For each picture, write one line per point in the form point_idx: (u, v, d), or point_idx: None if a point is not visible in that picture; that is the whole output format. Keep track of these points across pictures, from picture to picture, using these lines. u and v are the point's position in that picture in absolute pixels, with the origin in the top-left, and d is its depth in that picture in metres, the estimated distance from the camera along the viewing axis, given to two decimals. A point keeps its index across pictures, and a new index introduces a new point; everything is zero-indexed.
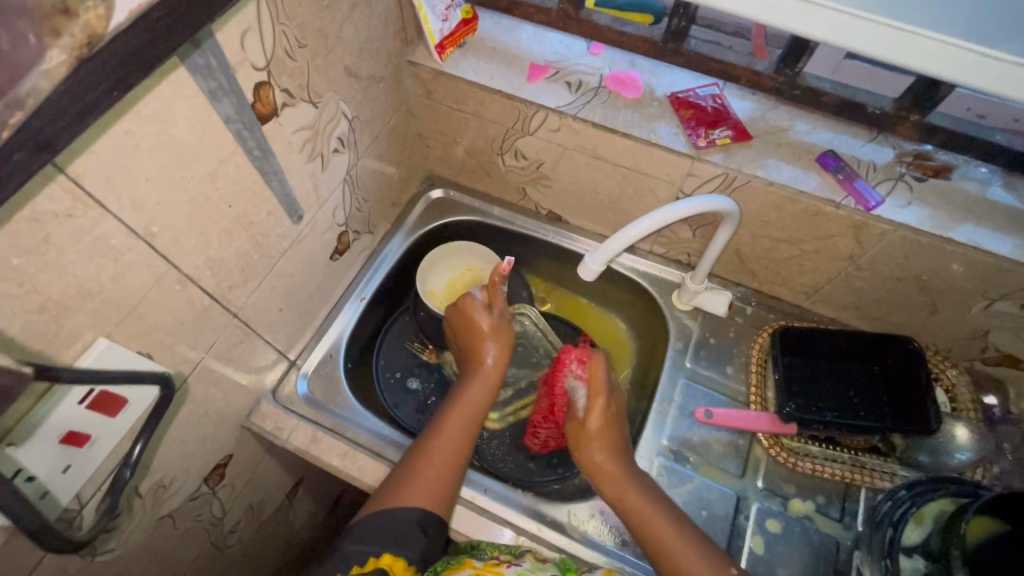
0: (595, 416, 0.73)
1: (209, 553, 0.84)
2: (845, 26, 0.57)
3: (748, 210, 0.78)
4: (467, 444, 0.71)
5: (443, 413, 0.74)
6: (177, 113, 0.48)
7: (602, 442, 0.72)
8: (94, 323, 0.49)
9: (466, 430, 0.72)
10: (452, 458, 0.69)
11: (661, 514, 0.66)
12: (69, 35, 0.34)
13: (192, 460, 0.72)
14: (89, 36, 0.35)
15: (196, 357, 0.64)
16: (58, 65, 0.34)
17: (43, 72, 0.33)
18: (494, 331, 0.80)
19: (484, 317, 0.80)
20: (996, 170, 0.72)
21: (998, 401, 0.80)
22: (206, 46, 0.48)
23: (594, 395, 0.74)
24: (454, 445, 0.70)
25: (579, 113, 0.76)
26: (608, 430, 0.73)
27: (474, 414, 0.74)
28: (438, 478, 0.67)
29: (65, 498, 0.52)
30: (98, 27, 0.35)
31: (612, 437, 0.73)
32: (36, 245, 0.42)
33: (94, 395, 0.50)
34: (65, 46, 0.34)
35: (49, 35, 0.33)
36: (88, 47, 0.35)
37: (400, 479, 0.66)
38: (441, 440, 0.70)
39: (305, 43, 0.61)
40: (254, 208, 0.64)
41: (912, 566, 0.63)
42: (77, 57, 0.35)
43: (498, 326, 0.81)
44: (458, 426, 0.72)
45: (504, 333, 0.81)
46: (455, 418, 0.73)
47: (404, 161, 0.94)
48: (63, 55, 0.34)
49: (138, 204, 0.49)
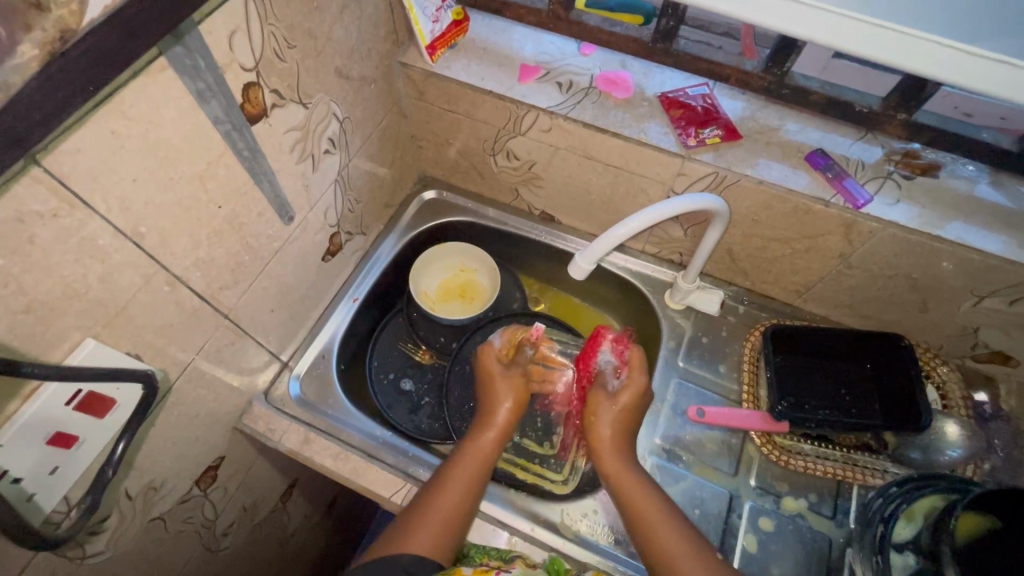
0: (626, 390, 0.72)
1: (201, 555, 0.84)
2: (829, 25, 0.57)
3: (739, 209, 0.78)
4: (477, 489, 0.69)
5: (454, 456, 0.71)
6: (164, 114, 0.48)
7: (625, 416, 0.72)
8: (82, 324, 0.49)
9: (474, 478, 0.69)
10: (458, 511, 0.66)
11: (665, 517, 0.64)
12: (40, 29, 0.34)
13: (183, 462, 0.71)
14: (61, 32, 0.35)
15: (185, 359, 0.64)
16: (29, 60, 0.34)
17: (14, 67, 0.34)
18: (508, 381, 0.76)
19: (495, 367, 0.77)
20: (983, 169, 0.73)
21: (988, 398, 0.81)
22: (192, 46, 0.48)
23: (632, 371, 0.73)
24: (462, 490, 0.68)
25: (570, 114, 0.76)
26: (632, 410, 0.72)
27: (484, 463, 0.71)
28: (442, 528, 0.65)
29: (50, 503, 0.52)
30: (71, 22, 0.35)
31: (629, 418, 0.72)
32: (21, 246, 0.42)
33: (82, 396, 0.50)
34: (36, 41, 0.34)
35: (19, 30, 0.33)
36: (60, 42, 0.35)
37: (405, 524, 0.65)
38: (447, 488, 0.67)
39: (295, 44, 0.61)
40: (243, 209, 0.64)
41: (903, 562, 0.63)
42: (50, 51, 0.35)
43: (515, 376, 0.77)
44: (468, 474, 0.69)
45: (522, 383, 0.77)
46: (466, 464, 0.70)
47: (396, 162, 0.94)
48: (33, 49, 0.34)
49: (126, 205, 0.49)
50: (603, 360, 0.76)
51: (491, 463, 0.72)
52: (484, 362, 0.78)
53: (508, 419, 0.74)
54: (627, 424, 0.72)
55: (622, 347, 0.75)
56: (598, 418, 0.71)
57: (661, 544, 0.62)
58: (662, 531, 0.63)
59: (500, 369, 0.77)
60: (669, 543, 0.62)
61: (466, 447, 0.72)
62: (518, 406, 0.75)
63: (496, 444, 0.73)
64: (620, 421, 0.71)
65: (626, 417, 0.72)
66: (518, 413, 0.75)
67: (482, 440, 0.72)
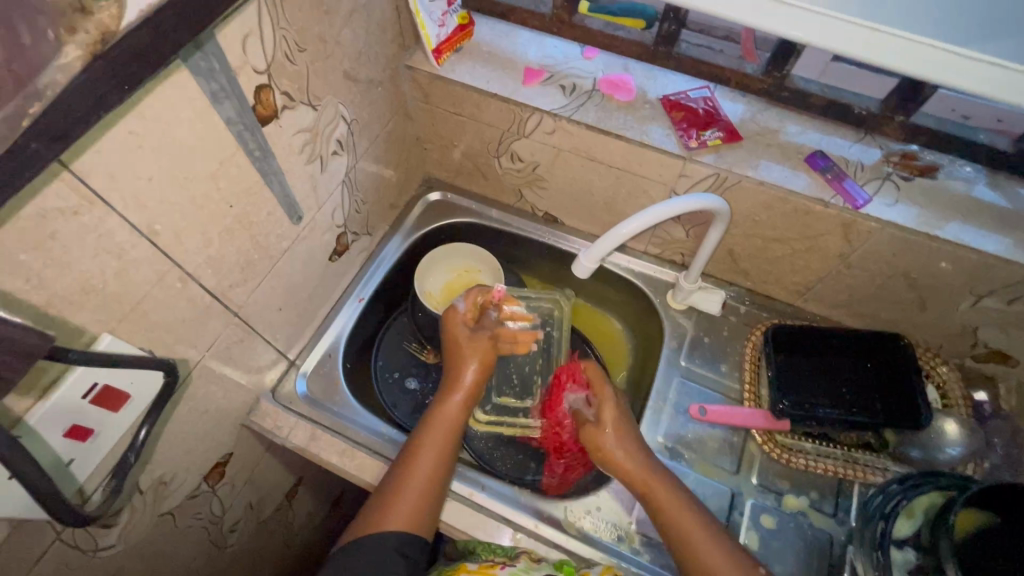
0: (605, 411, 0.75)
1: (209, 551, 0.85)
2: (829, 29, 0.58)
3: (740, 209, 0.79)
4: (447, 456, 0.71)
5: (423, 424, 0.73)
6: (180, 115, 0.50)
7: (619, 434, 0.73)
8: (99, 319, 0.51)
9: (445, 445, 0.71)
10: (432, 477, 0.68)
11: (703, 533, 0.65)
12: (84, 31, 0.37)
13: (193, 457, 0.72)
14: (102, 34, 0.37)
15: (195, 356, 0.65)
16: (74, 60, 0.36)
17: (59, 67, 0.36)
18: (474, 343, 0.78)
19: (462, 332, 0.79)
20: (981, 169, 0.74)
21: (988, 397, 0.82)
22: (208, 49, 0.49)
23: (599, 390, 0.77)
24: (435, 459, 0.69)
25: (573, 116, 0.77)
26: (623, 427, 0.74)
27: (452, 429, 0.73)
28: (420, 497, 0.67)
29: (83, 475, 0.54)
30: (111, 25, 0.38)
31: (630, 437, 0.73)
32: (43, 242, 0.43)
33: (99, 390, 0.51)
34: (80, 43, 0.37)
35: (65, 31, 0.36)
36: (103, 43, 0.38)
37: (385, 494, 0.67)
38: (420, 457, 0.69)
39: (305, 48, 0.62)
40: (254, 209, 0.65)
41: (903, 558, 0.63)
42: (93, 52, 0.37)
43: (484, 338, 0.78)
44: (439, 440, 0.71)
45: (489, 344, 0.78)
46: (436, 430, 0.72)
47: (401, 164, 0.96)
48: (78, 50, 0.36)
49: (142, 203, 0.50)
50: (574, 398, 0.80)
51: (459, 426, 0.74)
52: (450, 328, 0.80)
53: (475, 379, 0.76)
54: (628, 440, 0.73)
55: (581, 373, 0.79)
56: (601, 445, 0.73)
57: (704, 563, 0.63)
58: (707, 557, 0.63)
59: (467, 332, 0.79)
60: (711, 559, 0.63)
61: (434, 413, 0.74)
62: (484, 365, 0.77)
63: (463, 407, 0.75)
64: (621, 440, 0.73)
65: (623, 433, 0.73)
66: (484, 374, 0.77)
67: (449, 407, 0.74)
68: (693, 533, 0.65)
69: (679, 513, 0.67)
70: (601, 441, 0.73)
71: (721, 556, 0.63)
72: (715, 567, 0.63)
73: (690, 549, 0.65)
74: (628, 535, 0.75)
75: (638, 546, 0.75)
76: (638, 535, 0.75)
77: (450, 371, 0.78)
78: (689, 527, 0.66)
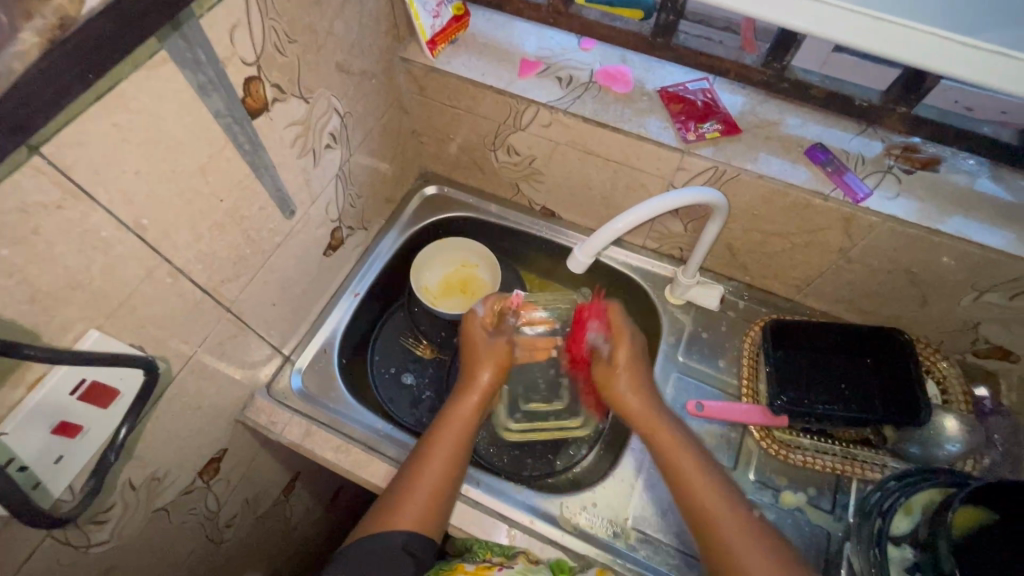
0: (621, 353, 0.73)
1: (204, 546, 0.85)
2: (828, 17, 0.57)
3: (739, 203, 0.78)
4: (460, 460, 0.70)
5: (436, 425, 0.72)
6: (165, 107, 0.49)
7: (631, 377, 0.72)
8: (85, 314, 0.50)
9: (458, 449, 0.70)
10: (444, 479, 0.68)
11: (713, 492, 0.65)
12: (40, 17, 0.36)
13: (187, 453, 0.72)
14: (61, 19, 0.37)
15: (188, 351, 0.65)
16: (30, 48, 0.36)
17: (15, 54, 0.35)
18: (492, 347, 0.77)
19: (480, 335, 0.78)
20: (984, 163, 0.73)
21: (988, 394, 0.81)
22: (193, 39, 0.48)
23: (618, 333, 0.73)
24: (449, 461, 0.69)
25: (570, 108, 0.76)
26: (636, 368, 0.73)
27: (466, 432, 0.72)
28: (430, 500, 0.66)
29: (57, 490, 0.53)
30: (70, 11, 0.37)
31: (639, 381, 0.73)
32: (26, 236, 0.43)
33: (85, 386, 0.51)
34: (37, 28, 0.36)
35: (20, 18, 0.36)
36: (60, 29, 0.37)
37: (395, 496, 0.66)
38: (431, 459, 0.68)
39: (295, 39, 0.61)
40: (245, 202, 0.64)
41: (901, 555, 0.63)
42: (50, 39, 0.37)
43: (503, 345, 0.77)
44: (453, 442, 0.70)
45: (506, 350, 0.77)
46: (449, 433, 0.71)
47: (397, 157, 0.95)
48: (34, 38, 0.36)
49: (128, 198, 0.49)
50: (593, 337, 0.76)
51: (472, 427, 0.73)
52: (469, 331, 0.78)
53: (491, 381, 0.75)
54: (640, 382, 0.72)
55: (604, 314, 0.75)
56: (617, 389, 0.72)
57: (700, 503, 0.64)
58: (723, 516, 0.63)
59: (485, 336, 0.78)
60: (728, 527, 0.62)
61: (448, 417, 0.73)
62: (502, 370, 0.76)
63: (478, 410, 0.74)
64: (632, 386, 0.72)
65: (635, 377, 0.73)
66: (500, 379, 0.76)
67: (462, 410, 0.73)
68: (689, 472, 0.66)
69: (684, 462, 0.67)
70: (614, 382, 0.72)
71: (714, 496, 0.64)
72: (715, 514, 0.63)
73: (684, 488, 0.66)
74: (625, 531, 0.75)
75: (634, 542, 0.74)
76: (634, 531, 0.75)
77: (466, 374, 0.76)
78: (686, 466, 0.66)
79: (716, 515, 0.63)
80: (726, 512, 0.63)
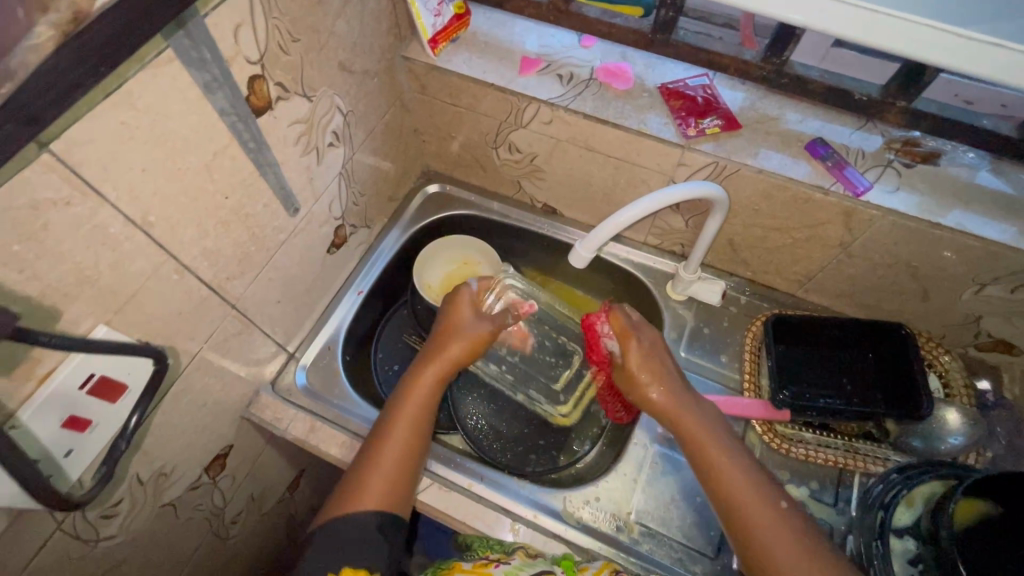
0: (634, 353, 0.71)
1: (210, 543, 0.85)
2: (826, 10, 0.57)
3: (740, 199, 0.78)
4: (421, 432, 0.69)
5: (397, 398, 0.71)
6: (172, 104, 0.49)
7: (651, 375, 0.69)
8: (94, 310, 0.51)
9: (414, 426, 0.69)
10: (404, 453, 0.67)
11: (744, 479, 0.61)
12: (56, 11, 0.37)
13: (193, 449, 0.73)
14: (75, 13, 0.38)
15: (193, 348, 0.66)
16: (46, 40, 0.37)
17: (30, 47, 0.36)
18: (464, 326, 0.76)
19: (463, 314, 0.77)
20: (984, 156, 0.73)
21: (992, 387, 0.82)
22: (198, 38, 0.49)
23: (624, 335, 0.72)
24: (406, 436, 0.68)
25: (570, 105, 0.77)
26: (653, 364, 0.70)
27: (426, 404, 0.71)
28: (392, 477, 0.65)
29: (74, 475, 0.54)
30: (84, 5, 0.38)
31: (660, 372, 0.70)
32: (35, 232, 0.43)
33: (95, 381, 0.51)
34: (52, 22, 0.37)
35: (37, 11, 0.37)
36: (76, 23, 0.38)
37: (357, 473, 0.65)
38: (391, 433, 0.67)
39: (299, 38, 0.62)
40: (249, 200, 0.65)
41: (903, 547, 0.63)
42: (66, 32, 0.38)
43: (482, 325, 0.76)
44: (412, 415, 0.69)
45: (478, 326, 0.76)
46: (409, 407, 0.70)
47: (400, 156, 0.96)
48: (50, 30, 0.37)
49: (135, 194, 0.50)
50: (609, 342, 0.75)
51: (433, 402, 0.72)
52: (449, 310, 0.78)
53: (460, 358, 0.74)
54: (658, 374, 0.70)
55: (608, 321, 0.74)
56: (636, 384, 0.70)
57: (728, 488, 0.61)
58: (752, 506, 0.59)
59: (470, 316, 0.77)
60: (756, 511, 0.59)
61: (410, 389, 0.71)
62: (474, 345, 0.75)
63: (439, 385, 0.73)
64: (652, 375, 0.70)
65: (650, 370, 0.70)
66: (470, 357, 0.75)
67: (421, 383, 0.72)
68: (719, 463, 0.63)
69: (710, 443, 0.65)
70: (634, 384, 0.70)
71: (745, 486, 0.61)
72: (739, 496, 0.60)
73: (714, 477, 0.63)
74: (627, 525, 0.75)
75: (637, 536, 0.74)
76: (637, 525, 0.75)
77: (431, 348, 0.75)
78: (715, 457, 0.63)
79: (748, 505, 0.60)
80: (753, 494, 0.60)
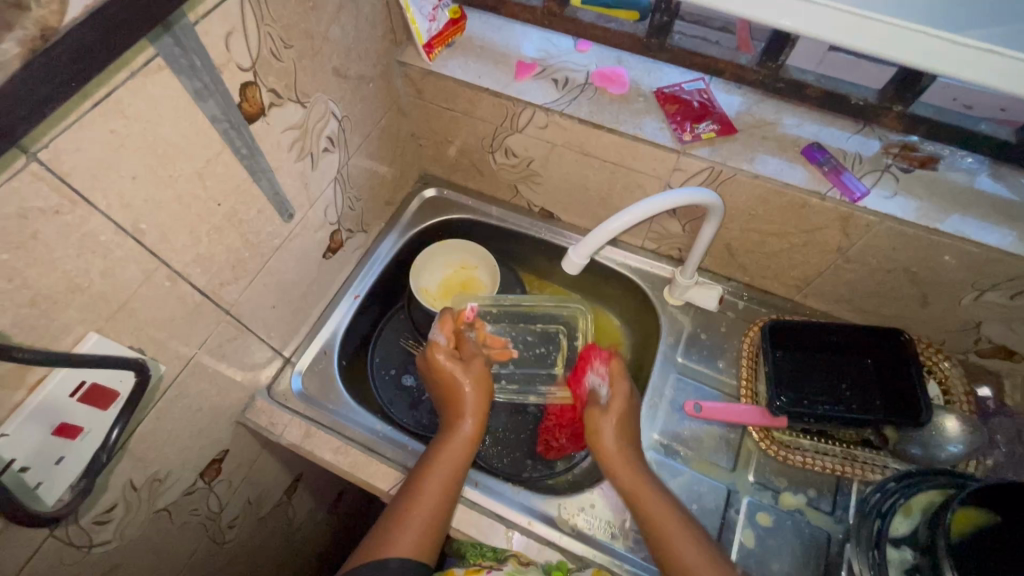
0: (616, 399, 0.74)
1: (206, 547, 0.85)
2: (814, 14, 0.56)
3: (736, 203, 0.78)
4: (455, 482, 0.68)
5: (432, 451, 0.71)
6: (162, 113, 0.50)
7: (619, 422, 0.73)
8: (84, 318, 0.51)
9: (452, 478, 0.68)
10: (440, 502, 0.66)
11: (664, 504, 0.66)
12: (21, 28, 0.37)
13: (188, 454, 0.73)
14: (41, 31, 0.37)
15: (187, 353, 0.66)
16: (12, 57, 0.36)
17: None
18: (472, 368, 0.76)
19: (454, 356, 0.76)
20: (983, 160, 0.72)
21: (992, 393, 0.81)
22: (188, 45, 0.49)
23: (615, 380, 0.75)
24: (440, 485, 0.67)
25: (566, 110, 0.76)
26: (626, 414, 0.74)
27: (460, 455, 0.70)
28: (426, 528, 0.64)
29: (56, 492, 0.53)
30: (51, 22, 0.38)
31: (626, 426, 0.73)
32: (24, 240, 0.43)
33: (85, 387, 0.52)
34: (18, 38, 0.37)
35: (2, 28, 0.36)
36: (42, 40, 0.37)
37: (389, 523, 0.64)
38: (427, 484, 0.67)
39: (291, 44, 0.62)
40: (242, 206, 0.65)
41: (900, 557, 0.63)
42: (32, 49, 0.37)
43: (473, 364, 0.77)
44: (447, 466, 0.69)
45: (482, 367, 0.77)
46: (445, 458, 0.69)
47: (396, 161, 0.95)
48: (17, 46, 0.36)
49: (125, 201, 0.50)
50: (594, 379, 0.79)
51: (466, 456, 0.71)
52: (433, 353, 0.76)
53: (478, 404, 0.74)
54: (622, 421, 0.73)
55: (610, 361, 0.78)
56: (599, 431, 0.73)
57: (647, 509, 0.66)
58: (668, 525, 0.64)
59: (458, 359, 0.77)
60: (669, 530, 0.64)
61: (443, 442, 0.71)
62: (483, 389, 0.75)
63: (469, 439, 0.72)
64: (620, 430, 0.73)
65: (620, 419, 0.73)
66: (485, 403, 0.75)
67: (456, 437, 0.71)
68: (667, 526, 0.65)
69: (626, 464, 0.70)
70: (600, 420, 0.73)
71: (687, 543, 0.63)
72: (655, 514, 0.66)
73: (636, 501, 0.68)
74: (622, 532, 0.75)
75: (633, 543, 0.74)
76: (632, 532, 0.75)
77: (450, 401, 0.75)
78: (665, 521, 0.65)
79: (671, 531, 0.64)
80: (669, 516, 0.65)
